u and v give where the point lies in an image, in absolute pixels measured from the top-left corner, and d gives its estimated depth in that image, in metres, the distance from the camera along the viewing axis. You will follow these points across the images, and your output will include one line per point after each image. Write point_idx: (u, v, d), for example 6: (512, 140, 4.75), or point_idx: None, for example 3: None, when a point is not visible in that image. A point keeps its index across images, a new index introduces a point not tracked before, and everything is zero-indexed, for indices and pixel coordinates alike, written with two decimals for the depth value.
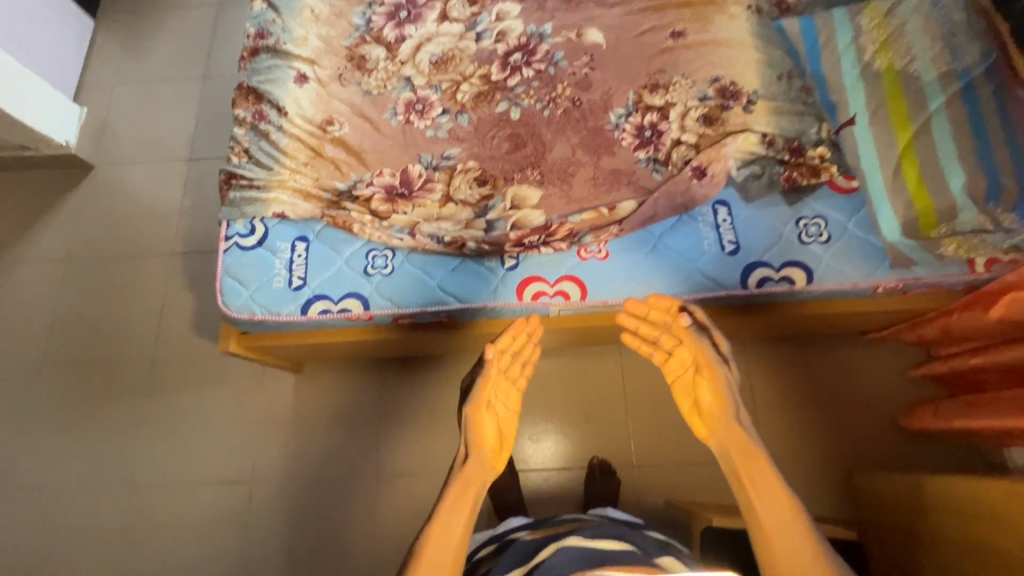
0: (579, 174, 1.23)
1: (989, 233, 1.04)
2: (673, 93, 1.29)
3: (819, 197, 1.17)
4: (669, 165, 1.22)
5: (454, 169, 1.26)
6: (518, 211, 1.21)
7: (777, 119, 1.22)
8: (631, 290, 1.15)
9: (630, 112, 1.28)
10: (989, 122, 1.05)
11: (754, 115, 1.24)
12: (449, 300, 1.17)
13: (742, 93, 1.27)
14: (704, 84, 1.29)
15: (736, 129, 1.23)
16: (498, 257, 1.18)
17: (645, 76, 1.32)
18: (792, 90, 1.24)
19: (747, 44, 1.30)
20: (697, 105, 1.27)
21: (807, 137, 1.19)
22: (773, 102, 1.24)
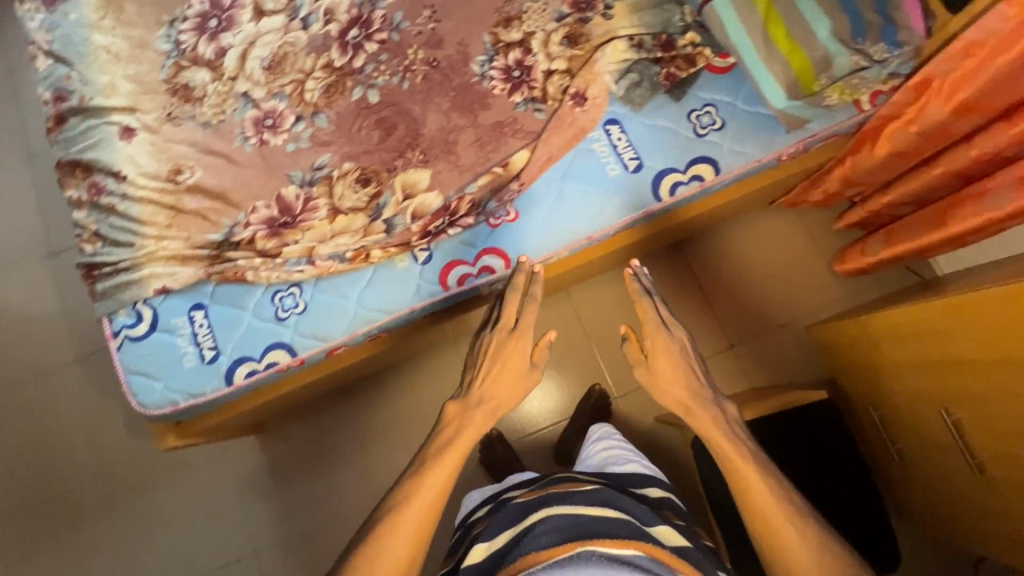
0: (463, 139, 1.14)
1: (866, 71, 1.04)
2: (529, 21, 1.20)
3: (702, 85, 1.14)
4: (548, 100, 1.15)
5: (331, 177, 1.15)
6: (412, 200, 1.13)
7: (639, 17, 1.17)
8: (553, 240, 1.10)
9: (492, 57, 1.18)
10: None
11: (616, 20, 1.18)
12: (375, 315, 1.09)
13: (597, 0, 1.20)
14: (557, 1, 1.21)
15: (603, 41, 1.16)
16: (409, 254, 1.10)
17: (495, 12, 1.21)
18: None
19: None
20: (556, 27, 1.19)
21: (673, 25, 1.16)
22: (630, 0, 1.19)
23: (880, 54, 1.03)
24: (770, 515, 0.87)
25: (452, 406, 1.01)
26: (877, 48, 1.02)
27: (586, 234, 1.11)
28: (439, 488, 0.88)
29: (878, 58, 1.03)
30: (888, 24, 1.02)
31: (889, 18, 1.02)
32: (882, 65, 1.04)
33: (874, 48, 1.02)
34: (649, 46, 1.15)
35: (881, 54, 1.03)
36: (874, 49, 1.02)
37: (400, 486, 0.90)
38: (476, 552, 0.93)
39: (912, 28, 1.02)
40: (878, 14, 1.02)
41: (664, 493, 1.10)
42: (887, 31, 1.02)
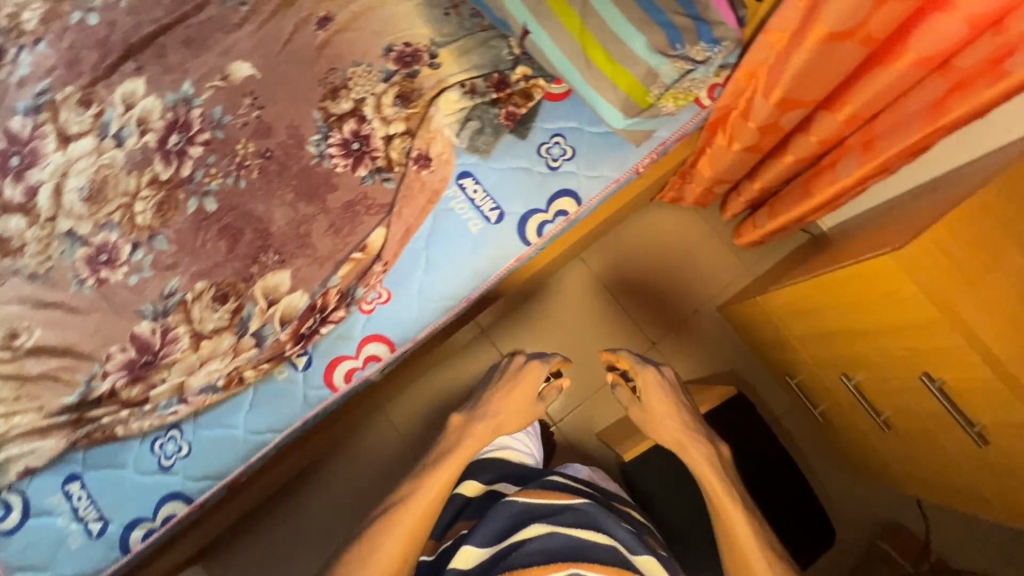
0: (316, 228, 1.08)
1: (694, 72, 1.04)
2: (356, 87, 1.14)
3: (546, 116, 1.12)
4: (394, 167, 1.10)
5: (186, 301, 1.07)
6: (279, 304, 1.06)
7: (468, 58, 1.13)
8: (433, 312, 1.06)
9: (326, 133, 1.12)
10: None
11: (445, 68, 1.14)
12: (267, 437, 1.03)
13: (422, 50, 1.15)
14: (380, 60, 1.15)
15: (435, 93, 1.12)
16: (287, 363, 1.04)
17: (319, 85, 1.14)
18: (465, 20, 1.16)
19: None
20: (386, 88, 1.13)
21: (503, 60, 1.13)
22: (454, 44, 1.15)
23: (702, 55, 1.02)
24: (741, 539, 0.85)
25: (456, 416, 1.02)
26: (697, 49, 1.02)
27: (464, 296, 1.07)
28: (430, 499, 0.88)
29: (699, 59, 1.03)
30: (701, 25, 1.02)
31: (700, 18, 1.02)
32: (706, 64, 1.04)
33: (693, 50, 1.02)
34: (482, 89, 1.11)
35: (701, 54, 1.02)
36: (694, 51, 1.02)
37: (392, 497, 0.90)
38: (464, 555, 0.89)
39: (726, 23, 1.02)
40: (688, 15, 1.01)
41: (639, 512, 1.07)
42: (703, 31, 1.02)
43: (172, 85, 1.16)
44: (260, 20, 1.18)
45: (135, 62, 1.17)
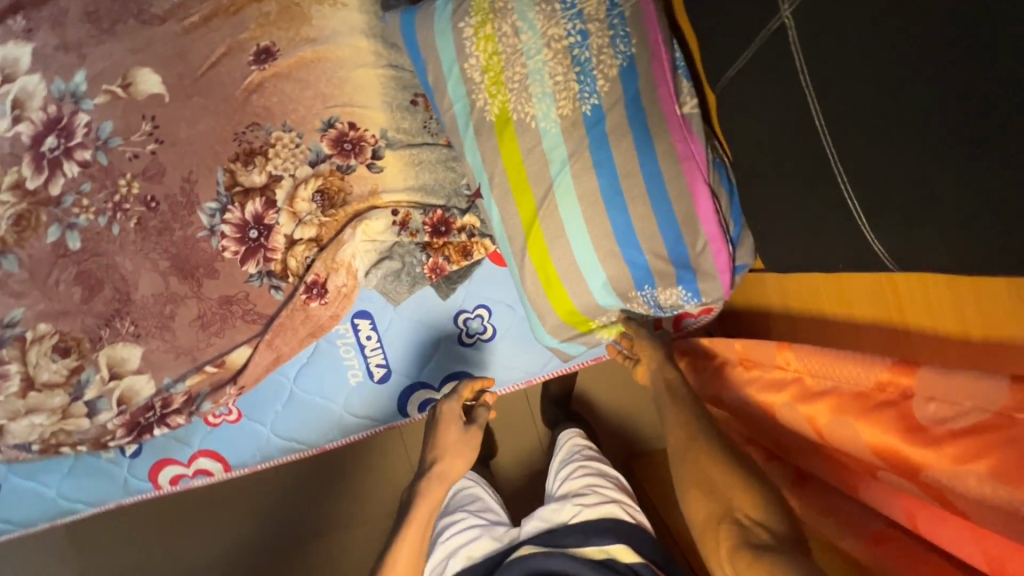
0: (181, 314, 0.94)
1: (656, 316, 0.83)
2: (276, 158, 0.92)
3: (479, 280, 0.94)
4: (287, 277, 0.93)
5: (25, 339, 0.96)
6: (120, 381, 0.95)
7: (416, 176, 0.91)
8: (280, 449, 0.97)
9: (224, 205, 0.93)
10: (627, 184, 0.75)
11: (385, 177, 0.92)
12: (78, 507, 0.98)
13: (367, 141, 0.92)
14: (315, 135, 0.92)
15: (362, 206, 0.92)
16: (113, 448, 0.96)
17: (232, 140, 0.93)
18: (432, 121, 0.92)
19: (364, 57, 0.92)
20: (309, 175, 0.92)
21: (458, 194, 0.92)
22: (408, 149, 0.92)
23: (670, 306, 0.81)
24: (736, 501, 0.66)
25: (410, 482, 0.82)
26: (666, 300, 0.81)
27: (318, 445, 0.97)
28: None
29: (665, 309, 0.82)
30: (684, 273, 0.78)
31: (685, 264, 0.77)
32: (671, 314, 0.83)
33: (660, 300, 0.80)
34: (417, 226, 0.91)
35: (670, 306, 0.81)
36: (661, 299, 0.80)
37: None
38: None
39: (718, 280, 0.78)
40: (672, 259, 0.77)
41: (607, 550, 0.84)
42: (683, 284, 0.78)
43: (62, 71, 0.94)
44: (186, 23, 0.93)
45: (26, 20, 0.94)
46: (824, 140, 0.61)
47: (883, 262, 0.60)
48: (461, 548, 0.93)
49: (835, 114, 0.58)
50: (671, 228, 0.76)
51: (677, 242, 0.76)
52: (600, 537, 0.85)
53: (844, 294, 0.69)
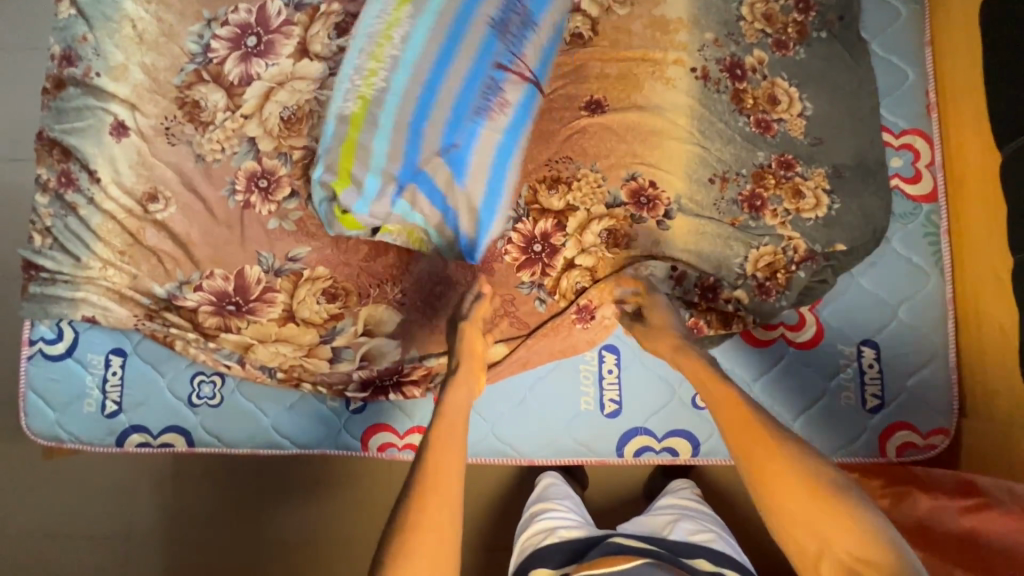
0: (448, 296, 1.02)
1: (425, 198, 0.96)
2: (577, 191, 1.03)
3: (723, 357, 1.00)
4: (555, 294, 1.01)
5: (300, 275, 1.04)
6: (372, 340, 1.01)
7: (697, 243, 1.01)
8: (493, 449, 1.00)
9: (520, 216, 1.03)
10: (437, 107, 0.94)
11: (669, 237, 1.01)
12: (284, 444, 1.01)
13: (661, 200, 1.02)
14: (617, 183, 1.03)
15: (643, 253, 1.01)
16: (341, 398, 1.01)
17: (545, 165, 1.04)
18: (722, 201, 1.03)
19: (679, 134, 1.04)
20: (602, 214, 1.02)
21: (729, 268, 1.00)
22: (694, 219, 1.02)
23: (443, 177, 0.94)
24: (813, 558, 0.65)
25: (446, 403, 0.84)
26: (365, 171, 0.95)
27: (528, 457, 1.00)
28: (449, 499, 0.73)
29: (419, 205, 0.96)
30: (409, 178, 0.95)
31: (370, 167, 0.95)
32: (425, 218, 0.97)
33: (375, 178, 0.95)
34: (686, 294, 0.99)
35: (386, 202, 0.96)
36: (378, 178, 0.95)
37: None
38: None
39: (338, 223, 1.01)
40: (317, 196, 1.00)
41: (718, 569, 0.86)
42: (366, 180, 0.95)
43: None
44: None
45: None
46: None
47: None
48: (561, 527, 0.92)
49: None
50: (387, 114, 0.95)
51: (448, 131, 0.93)
52: (707, 551, 0.88)
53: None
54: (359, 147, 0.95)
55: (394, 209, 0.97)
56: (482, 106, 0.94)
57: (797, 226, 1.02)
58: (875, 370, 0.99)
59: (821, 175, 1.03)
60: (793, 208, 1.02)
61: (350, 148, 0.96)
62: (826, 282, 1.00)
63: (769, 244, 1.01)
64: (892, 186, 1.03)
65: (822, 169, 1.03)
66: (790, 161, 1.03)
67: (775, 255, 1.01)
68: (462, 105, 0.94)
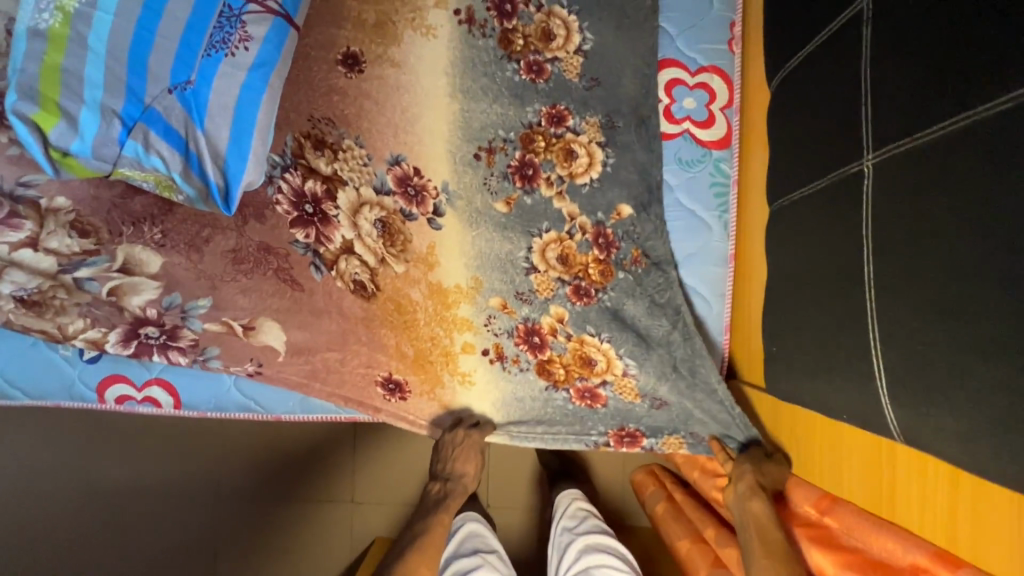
0: (213, 243, 0.92)
1: (160, 139, 0.80)
2: (344, 170, 0.90)
3: (618, 381, 0.92)
4: (333, 269, 0.91)
5: (39, 206, 0.88)
6: (128, 281, 0.91)
7: (474, 244, 0.91)
8: (233, 405, 0.95)
9: (286, 165, 0.91)
10: (164, 37, 0.78)
11: (444, 241, 0.91)
12: (17, 395, 0.95)
13: (429, 193, 0.90)
14: (381, 168, 0.90)
15: (419, 259, 0.91)
16: (73, 346, 0.93)
17: (306, 120, 0.90)
18: (492, 178, 0.91)
19: (440, 111, 0.90)
20: (373, 201, 0.90)
21: (513, 265, 0.92)
22: (466, 212, 0.91)
23: (180, 120, 0.81)
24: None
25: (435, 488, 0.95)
26: (77, 101, 0.76)
27: (274, 413, 0.96)
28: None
29: (155, 148, 0.80)
30: (138, 116, 0.79)
31: (83, 99, 0.76)
32: (163, 161, 0.82)
33: (92, 110, 0.77)
34: (468, 316, 0.92)
35: (112, 143, 0.79)
36: (96, 114, 0.77)
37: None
38: None
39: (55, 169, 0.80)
40: (91, 143, 0.78)
41: None
42: (81, 113, 0.77)
43: None
44: None
45: None
46: (867, 302, 0.63)
47: (890, 432, 0.63)
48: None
49: (883, 300, 0.60)
50: (100, 36, 0.76)
51: (179, 66, 0.79)
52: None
53: (925, 502, 0.65)
54: (63, 73, 0.75)
55: (124, 151, 0.80)
56: (218, 40, 0.80)
57: (573, 196, 0.92)
58: (685, 374, 0.91)
59: (595, 127, 0.92)
60: (566, 174, 0.92)
61: (51, 73, 0.75)
62: (633, 262, 0.92)
63: (552, 231, 0.92)
64: (682, 130, 0.93)
65: (596, 118, 0.92)
66: (562, 115, 0.92)
67: (561, 244, 0.92)
68: (193, 40, 0.79)
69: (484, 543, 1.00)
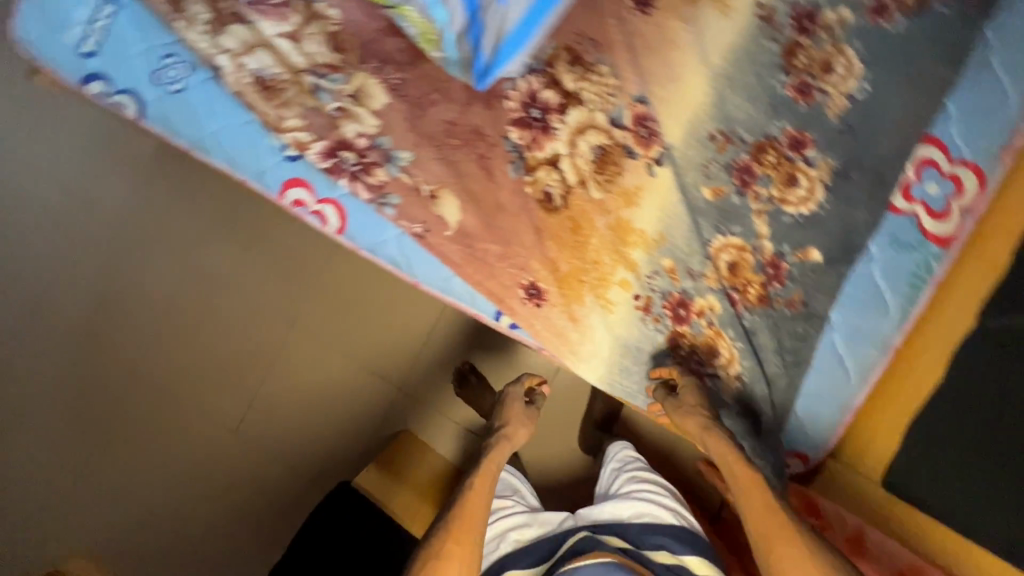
0: (433, 107, 0.96)
1: None
2: (587, 90, 0.94)
3: (726, 381, 0.93)
4: (530, 174, 0.94)
5: (312, 7, 0.98)
6: (354, 107, 0.97)
7: (671, 206, 0.92)
8: (387, 255, 0.99)
9: (536, 69, 0.94)
10: None
11: (651, 188, 0.93)
12: (214, 156, 1.03)
13: (658, 141, 0.93)
14: (624, 101, 0.93)
15: (621, 194, 0.93)
16: (280, 140, 1.00)
17: (574, 37, 0.94)
18: (715, 164, 0.92)
19: (697, 78, 0.92)
20: (601, 126, 0.93)
21: (698, 239, 0.92)
22: (679, 174, 0.92)
23: None
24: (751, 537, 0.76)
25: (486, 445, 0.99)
26: None
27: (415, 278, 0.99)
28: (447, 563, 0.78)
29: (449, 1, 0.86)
30: None
31: None
32: (449, 17, 0.87)
33: None
34: (639, 260, 0.93)
35: None
36: None
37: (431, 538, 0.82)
38: None
39: None
40: None
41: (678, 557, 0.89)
42: None
43: None
44: None
45: None
46: None
47: None
48: (513, 530, 0.95)
49: None
50: None
51: None
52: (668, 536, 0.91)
53: None
54: None
55: None
56: None
57: (774, 218, 0.91)
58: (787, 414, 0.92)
59: (827, 167, 0.91)
60: (778, 197, 0.91)
61: None
62: (789, 304, 0.91)
63: (739, 237, 0.92)
64: (910, 209, 0.90)
65: (832, 159, 0.91)
66: (804, 142, 0.91)
67: (741, 253, 0.92)
68: None
69: (508, 485, 1.04)
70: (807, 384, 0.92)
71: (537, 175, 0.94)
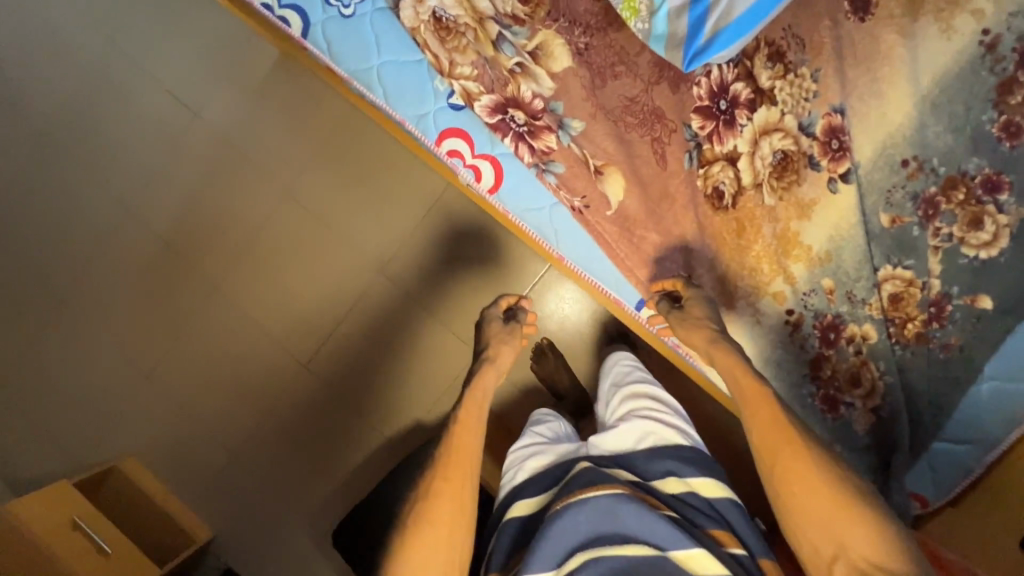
0: (616, 79, 0.92)
1: None
2: (781, 90, 0.88)
3: (863, 411, 0.94)
4: (705, 167, 0.92)
5: None
6: (532, 66, 0.93)
7: (845, 228, 0.89)
8: (538, 222, 1.03)
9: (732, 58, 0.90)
10: None
11: (829, 205, 0.89)
12: (377, 92, 1.01)
13: (850, 156, 0.87)
14: (820, 107, 0.87)
15: (796, 204, 0.90)
16: (448, 87, 0.98)
17: (780, 30, 0.88)
18: (900, 191, 0.86)
19: (896, 95, 0.83)
20: (790, 130, 0.89)
21: (864, 267, 0.89)
22: (862, 195, 0.87)
23: None
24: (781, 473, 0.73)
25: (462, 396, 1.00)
26: None
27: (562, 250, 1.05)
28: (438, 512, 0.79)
29: None
30: None
31: None
32: None
33: None
34: (797, 275, 0.92)
35: None
36: None
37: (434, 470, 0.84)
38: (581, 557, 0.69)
39: None
40: None
41: (684, 482, 0.82)
42: None
43: None
44: None
45: None
46: None
47: None
48: (533, 458, 0.93)
49: None
50: None
51: None
52: (679, 457, 0.85)
53: None
54: None
55: None
56: None
57: (949, 258, 0.84)
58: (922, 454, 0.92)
59: None
60: (958, 236, 0.83)
61: None
62: (945, 347, 0.87)
63: (910, 271, 0.87)
64: None
65: None
66: (1001, 183, 0.80)
67: (908, 287, 0.87)
68: None
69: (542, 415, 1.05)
70: (946, 432, 0.91)
71: (713, 171, 0.92)
